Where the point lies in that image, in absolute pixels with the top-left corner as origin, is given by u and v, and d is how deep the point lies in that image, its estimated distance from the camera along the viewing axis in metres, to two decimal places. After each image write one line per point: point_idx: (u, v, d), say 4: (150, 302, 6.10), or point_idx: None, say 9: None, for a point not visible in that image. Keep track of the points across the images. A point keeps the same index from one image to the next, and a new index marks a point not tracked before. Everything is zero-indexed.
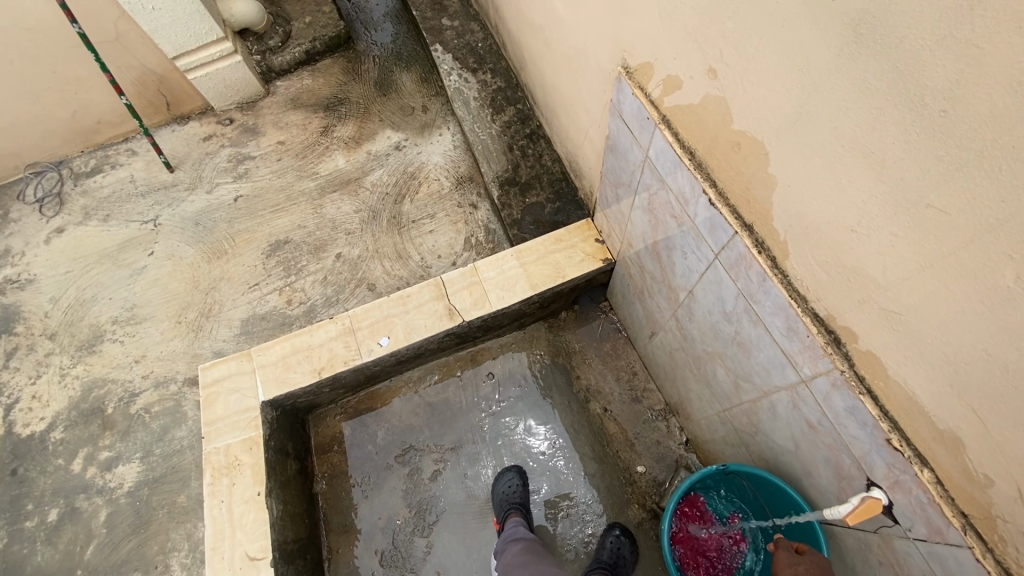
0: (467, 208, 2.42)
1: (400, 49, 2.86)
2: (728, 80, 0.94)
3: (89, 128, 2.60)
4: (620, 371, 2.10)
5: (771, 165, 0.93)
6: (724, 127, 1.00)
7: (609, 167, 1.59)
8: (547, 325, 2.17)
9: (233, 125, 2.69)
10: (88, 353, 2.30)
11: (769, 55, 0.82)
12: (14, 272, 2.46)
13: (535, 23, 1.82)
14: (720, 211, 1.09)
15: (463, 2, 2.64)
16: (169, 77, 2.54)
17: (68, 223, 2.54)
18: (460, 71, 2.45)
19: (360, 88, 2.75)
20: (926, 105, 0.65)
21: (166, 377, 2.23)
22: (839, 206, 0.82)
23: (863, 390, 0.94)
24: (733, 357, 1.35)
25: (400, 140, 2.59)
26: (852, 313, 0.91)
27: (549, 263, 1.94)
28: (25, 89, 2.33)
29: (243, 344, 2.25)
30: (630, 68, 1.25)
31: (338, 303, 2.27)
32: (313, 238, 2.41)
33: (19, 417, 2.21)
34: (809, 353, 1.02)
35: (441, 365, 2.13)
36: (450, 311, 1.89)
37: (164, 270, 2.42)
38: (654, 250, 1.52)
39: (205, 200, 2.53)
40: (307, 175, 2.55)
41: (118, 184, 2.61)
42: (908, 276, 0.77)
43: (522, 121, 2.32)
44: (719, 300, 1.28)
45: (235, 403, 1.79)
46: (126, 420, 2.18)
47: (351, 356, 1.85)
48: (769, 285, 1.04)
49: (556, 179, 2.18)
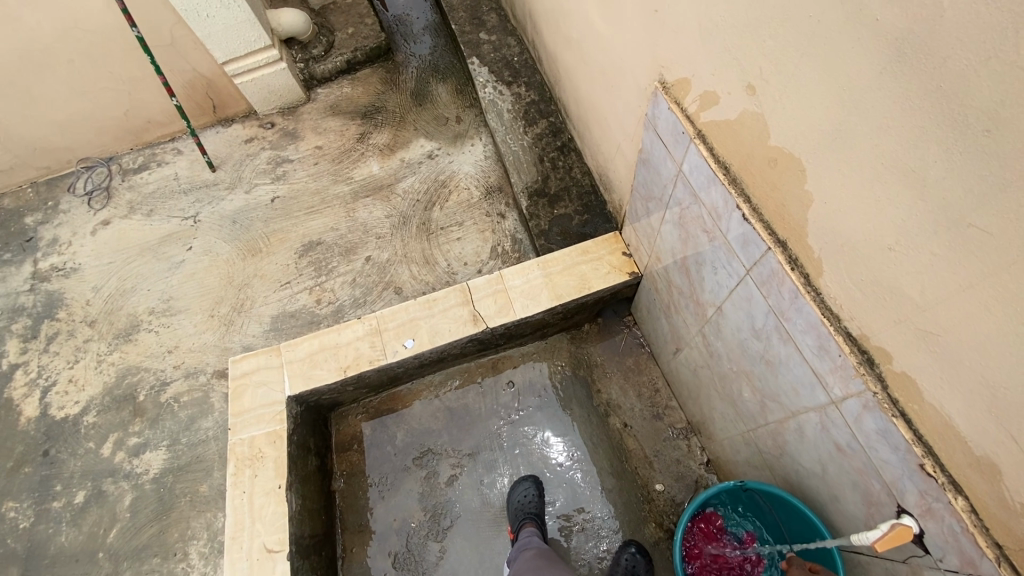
0: (495, 218, 2.45)
1: (438, 62, 2.94)
2: (766, 96, 0.95)
3: (139, 127, 2.73)
4: (641, 386, 2.09)
5: (808, 182, 0.93)
6: (761, 143, 1.01)
7: (641, 181, 1.61)
8: (569, 337, 2.18)
9: (274, 129, 2.80)
10: (124, 341, 2.38)
11: (810, 73, 0.84)
12: (60, 260, 2.58)
13: (572, 38, 1.87)
14: (753, 227, 1.10)
15: (501, 18, 2.71)
16: (217, 81, 2.65)
17: (114, 216, 2.66)
18: (495, 83, 2.51)
19: (397, 97, 2.83)
20: (970, 124, 0.65)
21: (197, 368, 2.30)
22: (877, 223, 0.82)
23: (897, 413, 0.92)
24: (761, 375, 1.34)
25: (433, 149, 2.65)
26: (886, 333, 0.90)
27: (575, 274, 1.95)
28: (83, 87, 2.47)
29: (271, 340, 2.30)
30: (667, 83, 1.27)
31: (366, 305, 2.32)
32: (345, 240, 2.48)
33: (55, 399, 2.30)
34: (841, 373, 1.01)
35: (463, 370, 2.15)
36: (475, 317, 1.91)
37: (201, 265, 2.50)
38: (683, 265, 1.52)
39: (243, 200, 2.63)
40: (341, 179, 2.63)
41: (162, 181, 2.72)
42: (947, 296, 0.76)
43: (554, 134, 2.36)
44: (749, 317, 1.27)
45: (262, 397, 1.83)
46: (156, 408, 2.24)
47: (376, 355, 1.88)
48: (801, 302, 1.04)
49: (585, 192, 2.20)
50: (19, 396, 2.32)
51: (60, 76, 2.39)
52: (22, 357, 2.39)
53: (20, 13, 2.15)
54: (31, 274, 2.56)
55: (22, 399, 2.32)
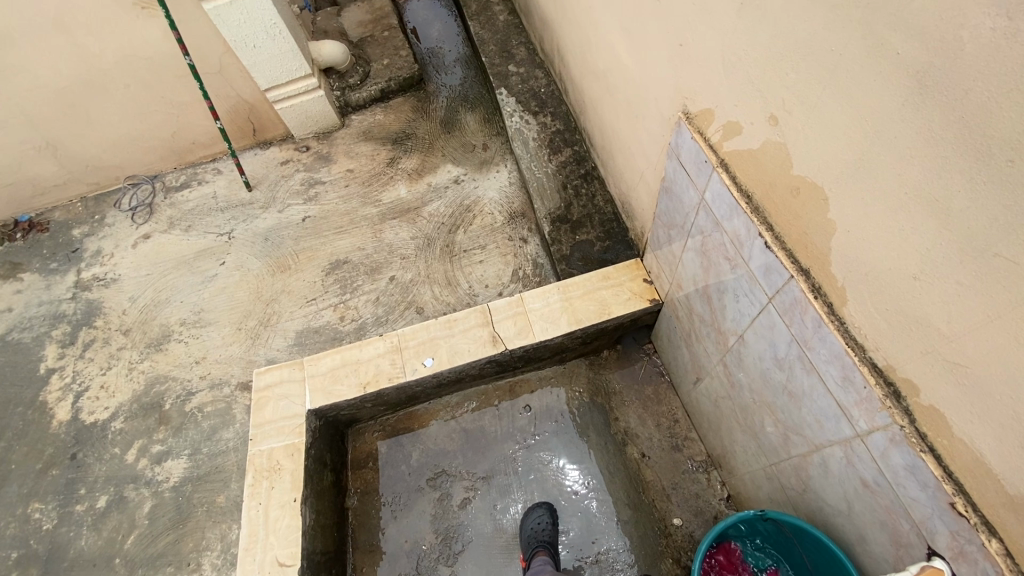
0: (517, 242, 2.49)
1: (468, 92, 3.05)
2: (789, 126, 0.97)
3: (183, 148, 2.88)
4: (660, 416, 2.06)
5: (830, 211, 0.94)
6: (783, 172, 1.02)
7: (663, 209, 1.63)
8: (588, 363, 2.17)
9: (309, 153, 2.92)
10: (155, 350, 2.47)
11: (832, 103, 0.85)
12: (102, 271, 2.71)
13: (598, 70, 1.92)
14: (776, 254, 1.10)
15: (530, 51, 2.81)
16: (258, 106, 2.80)
17: (154, 231, 2.79)
18: (522, 113, 2.59)
19: (427, 125, 2.94)
20: (993, 155, 0.65)
21: (221, 379, 2.36)
22: (902, 253, 0.82)
23: (925, 448, 0.89)
24: (784, 407, 1.31)
25: (459, 175, 2.73)
26: (913, 365, 0.88)
27: (595, 299, 1.96)
28: (136, 110, 2.64)
29: (295, 355, 2.35)
30: (691, 113, 1.30)
31: (388, 323, 2.36)
32: (370, 260, 2.54)
33: (86, 404, 2.38)
34: (866, 405, 0.99)
35: (480, 392, 2.15)
36: (494, 338, 1.93)
37: (232, 279, 2.59)
38: (705, 293, 1.52)
39: (276, 218, 2.73)
40: (370, 202, 2.72)
41: (201, 199, 2.85)
42: (976, 327, 0.75)
43: (578, 162, 2.40)
44: (771, 346, 1.26)
45: (283, 409, 1.87)
46: (180, 417, 2.30)
47: (396, 373, 1.91)
48: (824, 331, 1.03)
49: (607, 219, 2.23)
50: (53, 400, 2.41)
51: (116, 99, 2.56)
52: (60, 362, 2.49)
53: (85, 41, 2.32)
54: (74, 283, 2.69)
55: (55, 402, 2.40)
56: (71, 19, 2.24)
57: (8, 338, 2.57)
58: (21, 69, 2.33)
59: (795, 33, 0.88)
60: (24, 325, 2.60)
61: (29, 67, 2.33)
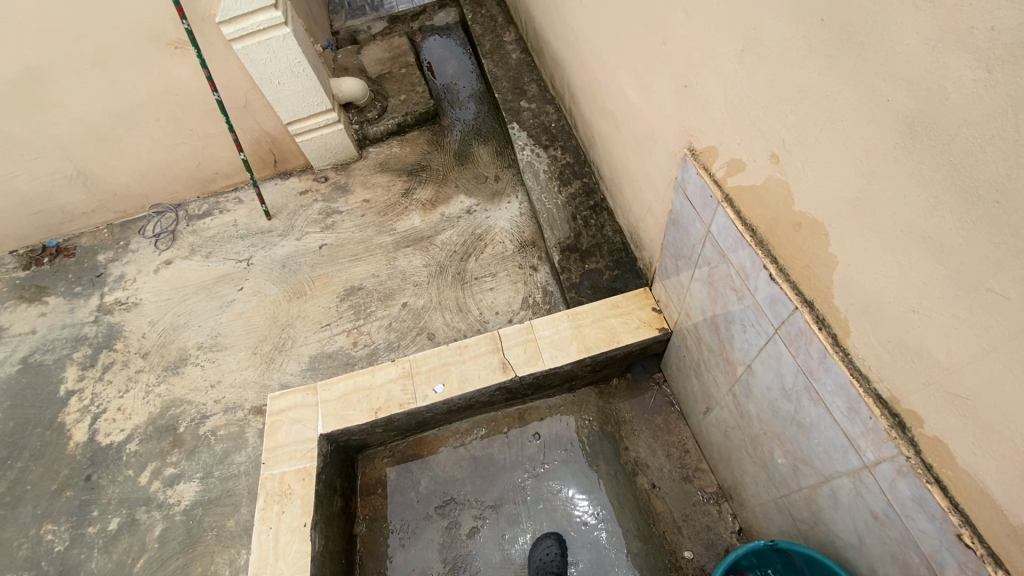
0: (527, 270, 2.54)
1: (481, 126, 3.16)
2: (789, 165, 1.01)
3: (208, 178, 3.00)
4: (670, 446, 2.06)
5: (831, 246, 0.97)
6: (786, 208, 1.06)
7: (670, 241, 1.67)
8: (598, 391, 2.18)
9: (327, 183, 3.03)
10: (172, 374, 2.52)
11: (829, 144, 0.90)
12: (124, 295, 2.79)
13: (607, 107, 2.00)
14: (780, 286, 1.13)
15: (541, 87, 2.92)
16: (281, 139, 2.92)
17: (176, 257, 2.88)
18: (533, 146, 2.68)
19: (441, 157, 3.04)
20: (980, 196, 0.69)
21: (235, 403, 2.40)
22: (900, 287, 0.85)
23: (931, 479, 0.91)
24: (793, 438, 1.32)
25: (471, 205, 2.80)
26: (916, 396, 0.90)
27: (604, 327, 1.99)
28: (165, 142, 2.77)
29: (308, 379, 2.39)
30: (696, 150, 1.36)
31: (399, 349, 2.40)
32: (384, 286, 2.60)
33: (103, 425, 2.43)
34: (872, 436, 1.00)
35: (489, 419, 2.17)
36: (505, 365, 1.96)
37: (249, 305, 2.66)
38: (712, 323, 1.55)
39: (294, 246, 2.82)
40: (385, 230, 2.79)
41: (223, 226, 2.95)
42: (974, 359, 0.77)
43: (588, 193, 2.47)
44: (778, 376, 1.28)
45: (296, 433, 1.90)
46: (194, 440, 2.33)
47: (407, 399, 1.93)
48: (829, 362, 1.05)
49: (616, 249, 2.28)
50: (70, 421, 2.46)
51: (147, 132, 2.69)
52: (79, 384, 2.55)
53: (121, 79, 2.46)
54: (97, 307, 2.77)
55: (73, 424, 2.45)
56: (109, 58, 2.37)
57: (31, 359, 2.64)
58: (59, 104, 2.46)
59: (790, 79, 0.94)
60: (46, 347, 2.67)
61: (67, 102, 2.46)
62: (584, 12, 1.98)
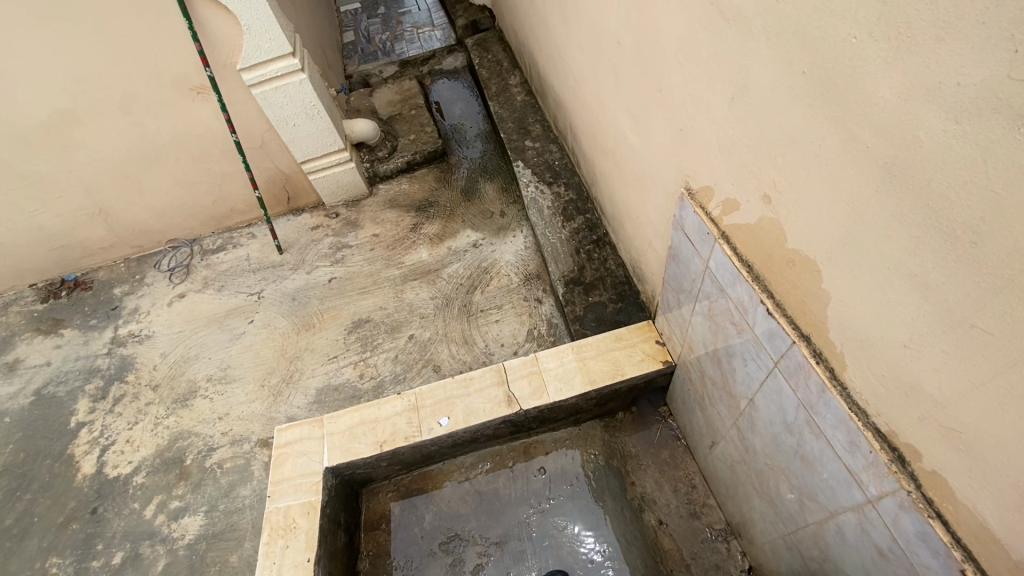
0: (532, 302, 2.58)
1: (487, 163, 3.27)
2: (781, 205, 1.05)
3: (223, 214, 3.11)
4: (677, 481, 2.04)
5: (824, 282, 1.01)
6: (780, 246, 1.10)
7: (672, 275, 1.71)
8: (603, 425, 2.18)
9: (338, 219, 3.12)
10: (180, 406, 2.55)
11: (816, 187, 0.94)
12: (138, 327, 2.85)
13: (607, 146, 2.08)
14: (777, 320, 1.16)
15: (545, 127, 3.03)
16: (294, 177, 3.03)
17: (189, 290, 2.95)
18: (538, 183, 2.76)
19: (449, 193, 3.13)
20: (958, 236, 0.72)
21: (242, 436, 2.41)
22: (891, 322, 0.88)
23: (933, 514, 0.91)
24: (798, 472, 1.32)
25: (477, 240, 2.87)
26: (913, 429, 0.92)
27: (608, 360, 2.01)
28: (183, 180, 2.88)
29: (314, 412, 2.41)
30: (693, 190, 1.41)
31: (405, 381, 2.43)
32: (391, 319, 2.65)
33: (111, 458, 2.45)
34: (873, 470, 1.01)
35: (495, 453, 2.16)
36: (509, 398, 1.97)
37: (259, 337, 2.71)
38: (715, 356, 1.57)
39: (304, 279, 2.88)
40: (393, 264, 2.86)
41: (235, 261, 3.04)
42: (966, 393, 0.79)
43: (591, 228, 2.53)
44: (780, 409, 1.29)
45: (301, 466, 1.91)
46: (200, 473, 2.34)
47: (412, 432, 1.95)
48: (828, 396, 1.07)
49: (619, 282, 2.32)
50: (79, 453, 2.48)
51: (167, 171, 2.81)
52: (90, 416, 2.59)
53: (145, 122, 2.58)
54: (110, 339, 2.83)
55: (82, 456, 2.47)
56: (134, 103, 2.49)
57: (44, 391, 2.69)
58: (85, 145, 2.58)
59: (778, 125, 0.99)
60: (59, 379, 2.72)
61: (92, 144, 2.58)
62: (584, 59, 2.08)
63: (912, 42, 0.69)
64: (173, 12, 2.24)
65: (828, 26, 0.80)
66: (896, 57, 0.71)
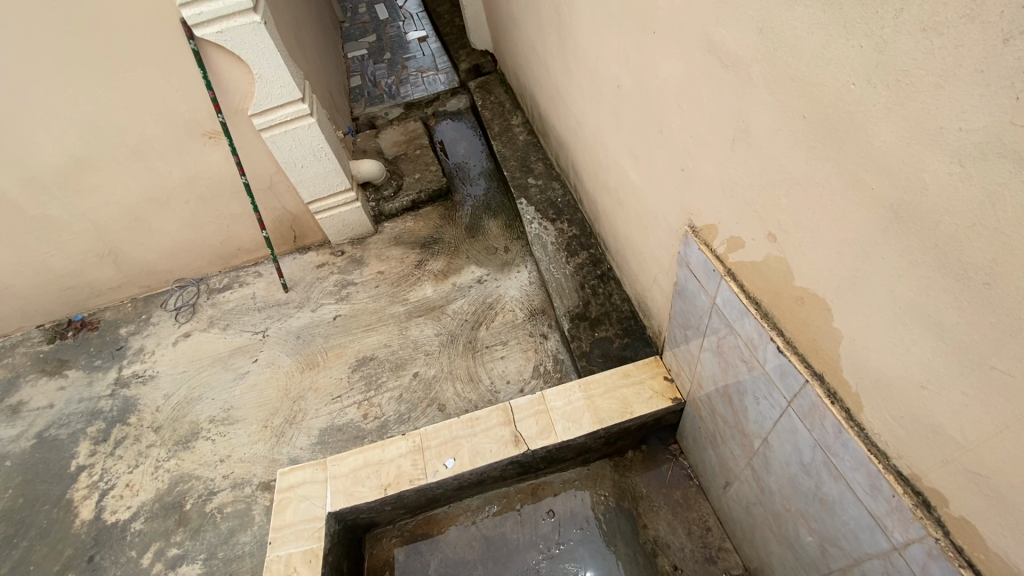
0: (538, 338, 2.56)
1: (490, 200, 3.31)
2: (787, 244, 1.05)
3: (230, 253, 3.14)
4: (691, 522, 1.96)
5: (835, 320, 0.99)
6: (788, 284, 1.10)
7: (678, 311, 1.70)
8: (613, 464, 2.12)
9: (344, 256, 3.15)
10: (182, 449, 2.51)
11: (822, 226, 0.94)
12: (142, 367, 2.84)
13: (610, 184, 2.11)
14: (789, 359, 1.15)
15: (547, 164, 3.08)
16: (301, 216, 3.08)
17: (195, 329, 2.96)
18: (541, 219, 2.79)
19: (453, 230, 3.16)
20: (971, 276, 0.71)
21: (244, 479, 2.36)
22: (907, 362, 0.86)
23: (964, 563, 0.88)
24: (817, 516, 1.27)
25: (482, 275, 2.88)
26: (936, 474, 0.89)
27: (616, 398, 1.98)
28: (192, 222, 2.92)
29: (317, 454, 2.37)
30: (697, 228, 1.42)
31: (409, 421, 2.39)
32: (395, 356, 2.63)
33: (110, 503, 2.39)
34: (897, 515, 0.98)
35: (502, 495, 2.11)
36: (516, 438, 1.93)
37: (262, 377, 2.69)
38: (725, 393, 1.54)
39: (309, 317, 2.89)
40: (398, 300, 2.87)
41: (241, 299, 3.05)
42: (989, 436, 0.76)
43: (595, 263, 2.54)
44: (796, 450, 1.25)
45: (304, 511, 1.86)
46: (199, 518, 2.28)
47: (417, 475, 1.90)
48: (846, 437, 1.04)
49: (624, 317, 2.31)
50: (78, 498, 2.43)
51: (177, 212, 2.86)
52: (90, 459, 2.55)
53: (157, 166, 2.64)
54: (114, 380, 2.82)
55: (80, 500, 2.42)
56: (148, 148, 2.56)
57: (45, 434, 2.66)
58: (98, 189, 2.64)
59: (781, 167, 1.00)
60: (62, 422, 2.69)
61: (106, 187, 2.64)
62: (585, 101, 2.13)
63: (912, 89, 0.70)
64: (189, 62, 2.33)
65: (827, 73, 0.82)
66: (897, 103, 0.72)
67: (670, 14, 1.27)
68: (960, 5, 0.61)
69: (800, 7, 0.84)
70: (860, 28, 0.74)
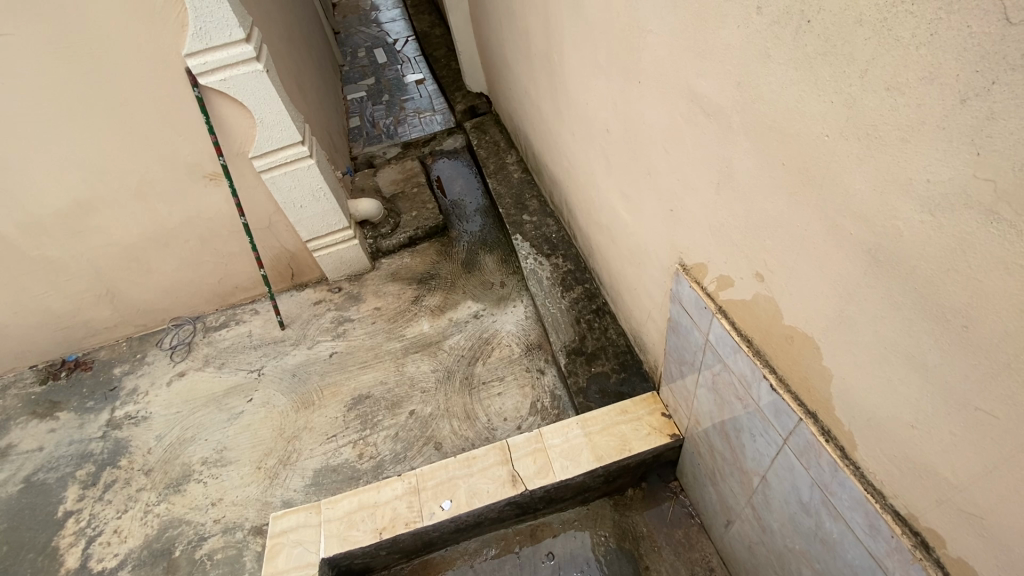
0: (534, 373, 2.56)
1: (486, 236, 3.35)
2: (774, 283, 1.08)
3: (227, 291, 3.16)
4: (694, 563, 1.92)
5: (824, 359, 1.01)
6: (777, 323, 1.11)
7: (673, 346, 1.71)
8: (612, 503, 2.09)
9: (341, 293, 3.17)
10: (173, 491, 2.46)
11: (807, 268, 0.96)
12: (135, 408, 2.81)
13: (602, 222, 2.16)
14: (782, 396, 1.16)
15: (542, 202, 3.14)
16: (299, 255, 3.11)
17: (189, 368, 2.94)
18: (536, 255, 2.83)
19: (449, 266, 3.20)
20: (949, 320, 0.73)
21: (235, 523, 2.31)
22: (896, 403, 0.87)
23: None
24: (820, 557, 1.25)
25: (479, 310, 2.90)
26: (933, 514, 0.89)
27: (614, 435, 1.96)
28: (190, 261, 2.95)
29: (311, 496, 2.33)
30: (687, 265, 1.46)
31: (406, 460, 2.36)
32: (392, 393, 2.61)
33: (97, 550, 2.33)
34: (898, 557, 0.97)
35: (500, 538, 2.07)
36: (514, 478, 1.91)
37: (257, 416, 2.66)
38: (723, 430, 1.53)
39: (305, 355, 2.88)
40: (394, 336, 2.87)
41: (238, 337, 3.05)
42: (980, 477, 0.77)
43: (590, 297, 2.57)
44: (795, 489, 1.25)
45: (297, 557, 1.81)
46: (189, 566, 2.22)
47: (413, 518, 1.86)
48: (842, 476, 1.05)
49: (621, 351, 2.32)
50: (64, 545, 2.36)
51: (176, 252, 2.89)
52: (78, 504, 2.49)
53: (158, 208, 2.68)
54: (106, 421, 2.78)
55: (66, 548, 2.35)
56: (150, 191, 2.61)
57: (33, 479, 2.60)
58: (99, 230, 2.67)
59: (764, 212, 1.03)
60: (50, 465, 2.64)
61: (106, 228, 2.67)
62: (576, 142, 2.20)
63: (881, 142, 0.74)
64: (192, 109, 2.40)
65: (802, 126, 0.86)
66: (868, 155, 0.76)
67: (654, 65, 1.33)
68: (919, 67, 0.65)
69: (774, 64, 0.89)
70: (830, 85, 0.79)
